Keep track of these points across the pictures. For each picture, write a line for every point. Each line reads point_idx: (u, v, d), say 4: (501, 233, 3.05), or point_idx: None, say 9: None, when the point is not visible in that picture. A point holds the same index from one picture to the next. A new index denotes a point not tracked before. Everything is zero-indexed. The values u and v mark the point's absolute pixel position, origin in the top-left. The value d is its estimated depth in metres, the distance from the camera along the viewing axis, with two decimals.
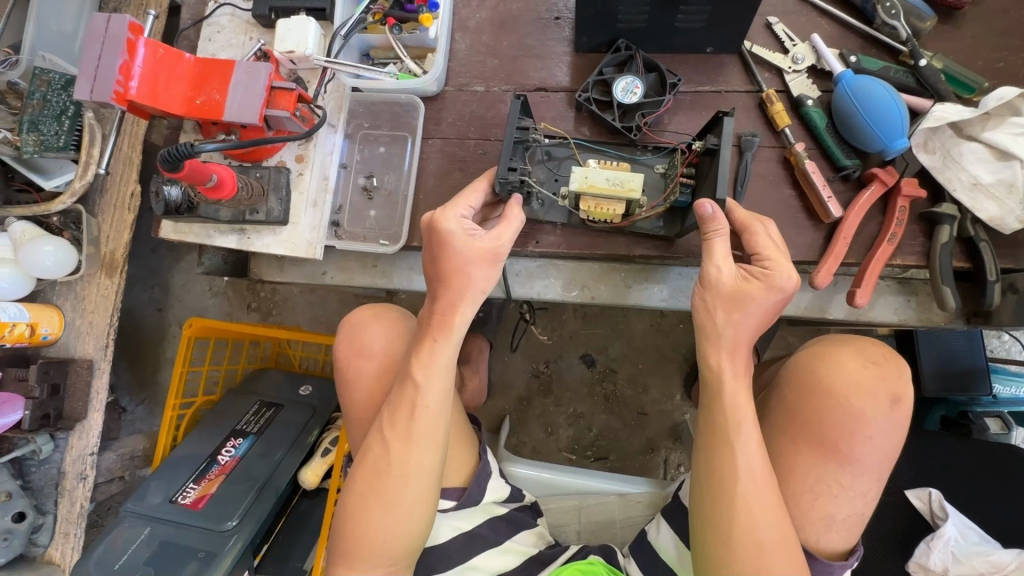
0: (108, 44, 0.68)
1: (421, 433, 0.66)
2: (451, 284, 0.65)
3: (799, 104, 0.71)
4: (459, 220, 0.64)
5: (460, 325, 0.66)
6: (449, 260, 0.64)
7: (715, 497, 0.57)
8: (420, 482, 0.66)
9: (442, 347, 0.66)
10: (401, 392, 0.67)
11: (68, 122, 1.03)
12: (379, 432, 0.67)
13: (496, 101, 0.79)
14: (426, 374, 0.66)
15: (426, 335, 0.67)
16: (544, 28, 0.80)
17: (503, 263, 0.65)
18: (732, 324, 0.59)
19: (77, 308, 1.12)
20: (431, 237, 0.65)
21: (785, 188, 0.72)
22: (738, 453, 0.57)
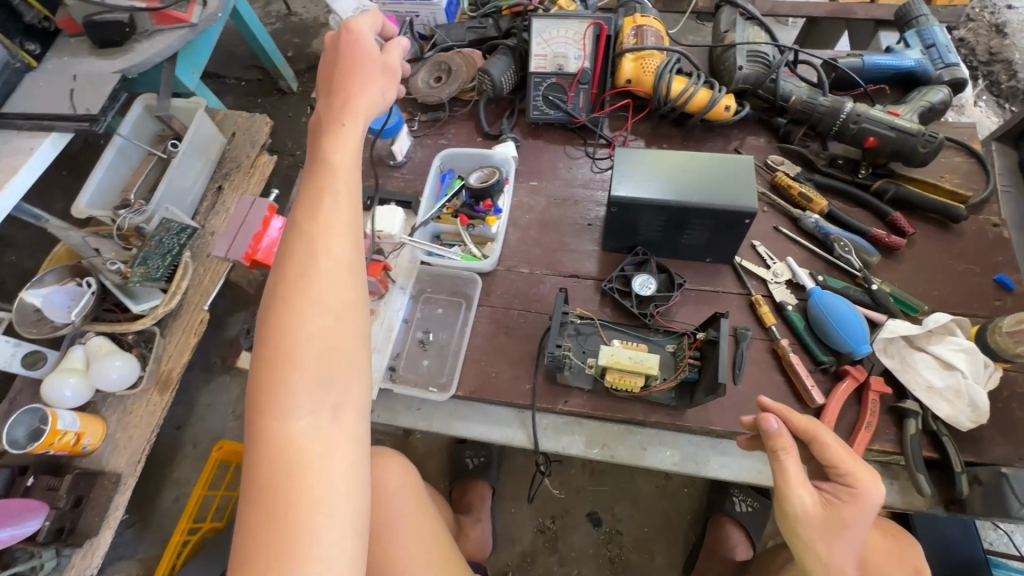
0: (249, 218, 0.89)
1: (337, 184, 0.63)
2: (349, 96, 0.66)
3: (781, 307, 0.90)
4: (366, 23, 0.70)
5: (365, 107, 0.67)
6: (347, 100, 0.66)
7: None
8: (343, 237, 0.61)
9: (351, 133, 0.66)
10: (297, 256, 0.60)
11: (169, 259, 1.24)
12: (271, 374, 0.56)
13: (538, 282, 0.98)
14: (338, 155, 0.64)
15: (321, 164, 0.64)
16: (579, 231, 1.03)
17: (397, 77, 0.71)
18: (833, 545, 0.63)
19: (122, 421, 1.19)
20: (320, 158, 0.64)
21: (775, 374, 0.86)
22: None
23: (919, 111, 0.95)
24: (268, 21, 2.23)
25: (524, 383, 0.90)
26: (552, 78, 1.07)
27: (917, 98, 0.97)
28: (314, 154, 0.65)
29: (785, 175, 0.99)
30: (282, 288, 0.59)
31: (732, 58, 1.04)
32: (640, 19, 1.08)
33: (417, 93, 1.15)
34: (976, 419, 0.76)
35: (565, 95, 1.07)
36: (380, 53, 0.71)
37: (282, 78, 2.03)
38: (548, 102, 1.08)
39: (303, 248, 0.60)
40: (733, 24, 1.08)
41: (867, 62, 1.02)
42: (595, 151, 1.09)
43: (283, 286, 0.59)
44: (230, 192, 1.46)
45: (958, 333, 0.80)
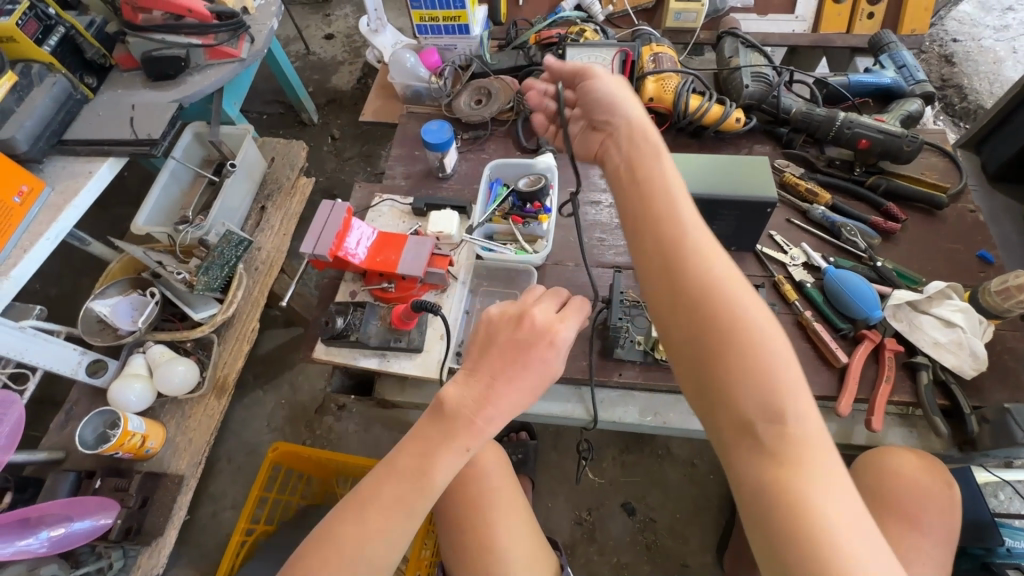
0: (332, 218, 0.99)
1: (434, 473, 0.64)
2: (478, 405, 0.65)
3: (801, 285, 1.03)
4: (561, 330, 0.69)
5: (491, 428, 0.65)
6: (436, 468, 0.64)
7: (733, 366, 0.53)
8: (395, 528, 0.63)
9: (465, 455, 0.64)
10: (330, 554, 0.62)
11: (227, 270, 1.31)
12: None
13: (585, 272, 1.10)
14: (441, 473, 0.64)
15: (419, 480, 0.64)
16: (616, 228, 1.15)
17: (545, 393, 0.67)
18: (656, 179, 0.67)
19: (181, 425, 1.23)
20: (428, 458, 0.64)
21: (802, 341, 0.98)
22: (712, 277, 0.58)
23: (900, 119, 1.13)
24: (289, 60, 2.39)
25: (581, 359, 1.00)
26: None
27: (897, 108, 1.15)
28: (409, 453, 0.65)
29: (792, 175, 1.14)
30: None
31: (738, 78, 1.21)
32: (657, 48, 1.25)
33: (461, 113, 1.28)
34: (977, 367, 0.89)
35: None
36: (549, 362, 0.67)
37: (305, 111, 2.16)
38: None
39: (336, 533, 0.63)
40: (736, 51, 1.26)
41: (852, 80, 1.20)
42: None
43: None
44: (272, 211, 1.55)
45: (954, 296, 0.93)
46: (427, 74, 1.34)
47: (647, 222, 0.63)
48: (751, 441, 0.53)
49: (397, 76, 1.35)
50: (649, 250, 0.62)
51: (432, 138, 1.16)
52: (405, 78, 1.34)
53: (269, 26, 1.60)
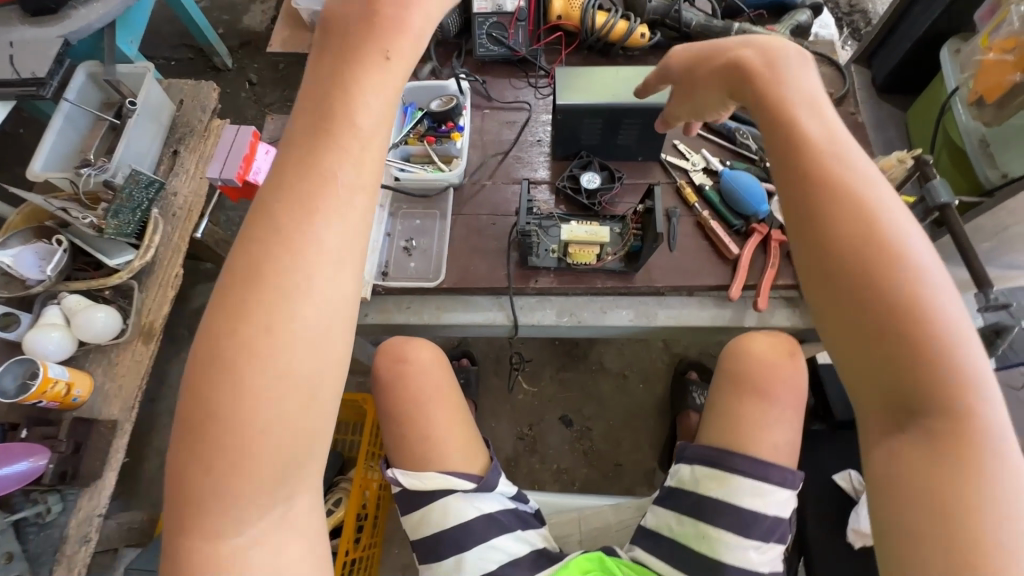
0: (235, 146, 0.97)
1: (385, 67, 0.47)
2: (375, 22, 0.47)
3: (700, 188, 1.10)
4: None
5: (405, 53, 0.48)
6: (358, 150, 0.46)
7: (862, 343, 0.47)
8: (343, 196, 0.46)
9: (397, 65, 0.48)
10: (248, 309, 0.43)
11: (139, 214, 1.27)
12: (197, 467, 0.42)
13: (501, 191, 1.13)
14: (367, 92, 0.46)
15: (335, 118, 0.46)
16: (530, 146, 1.18)
17: None
18: (836, 181, 0.51)
19: (109, 372, 1.22)
20: (314, 149, 0.45)
21: (701, 239, 1.07)
22: (882, 232, 0.48)
23: (790, 28, 1.20)
24: None
25: (499, 271, 1.06)
26: (493, 17, 1.22)
27: (788, 18, 1.21)
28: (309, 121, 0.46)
29: None
30: (219, 362, 0.43)
31: None
32: None
33: None
34: None
35: (506, 32, 1.23)
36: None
37: (217, 54, 2.05)
38: (492, 39, 1.23)
39: (241, 282, 0.44)
40: None
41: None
42: (536, 81, 1.25)
43: (218, 361, 0.43)
44: (186, 155, 1.50)
45: None
46: None
47: (849, 260, 0.48)
48: (913, 488, 0.45)
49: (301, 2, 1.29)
50: (796, 207, 0.52)
51: None
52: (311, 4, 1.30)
53: None
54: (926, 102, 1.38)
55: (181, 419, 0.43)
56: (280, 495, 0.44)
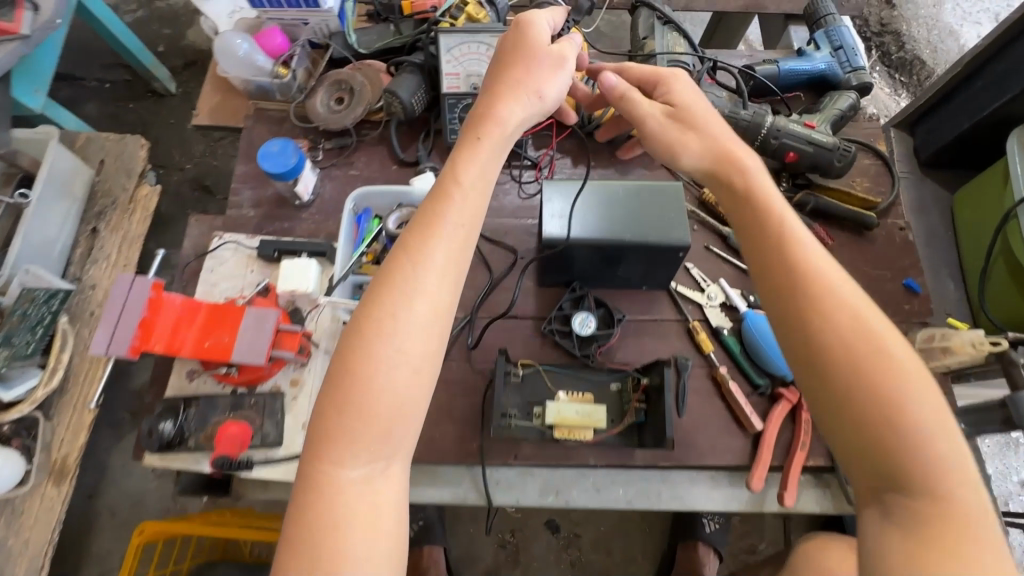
0: (132, 305, 0.76)
1: (487, 147, 0.67)
2: (486, 116, 0.68)
3: (717, 332, 0.91)
4: (540, 22, 0.73)
5: (509, 115, 0.68)
6: (453, 249, 0.63)
7: (839, 390, 0.53)
8: (436, 273, 0.61)
9: (484, 144, 0.67)
10: (357, 361, 0.58)
11: (41, 330, 1.04)
12: (336, 418, 0.57)
13: (475, 327, 0.93)
14: (467, 169, 0.65)
15: (448, 184, 0.64)
16: (512, 265, 0.97)
17: (568, 66, 0.72)
18: (827, 310, 0.56)
19: (12, 524, 1.03)
20: (405, 242, 0.62)
21: (716, 400, 0.88)
22: (861, 327, 0.55)
23: (832, 120, 0.96)
24: (128, 9, 1.91)
25: (470, 441, 0.87)
26: (467, 98, 0.97)
27: (829, 105, 0.98)
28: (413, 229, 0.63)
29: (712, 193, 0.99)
30: (344, 390, 0.57)
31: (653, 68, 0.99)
32: None
33: (317, 119, 1.02)
34: None
35: None
36: (546, 42, 0.72)
37: (156, 79, 1.77)
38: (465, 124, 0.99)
39: (363, 326, 0.59)
40: (651, 30, 1.02)
41: (782, 68, 1.02)
42: (521, 173, 1.04)
43: (361, 336, 0.59)
44: (107, 234, 1.26)
45: None
46: (268, 62, 1.04)
47: (839, 396, 0.54)
48: (888, 505, 0.50)
49: (228, 68, 1.04)
50: (798, 354, 0.57)
51: (273, 166, 0.90)
52: (240, 71, 1.04)
53: None
54: (979, 190, 1.17)
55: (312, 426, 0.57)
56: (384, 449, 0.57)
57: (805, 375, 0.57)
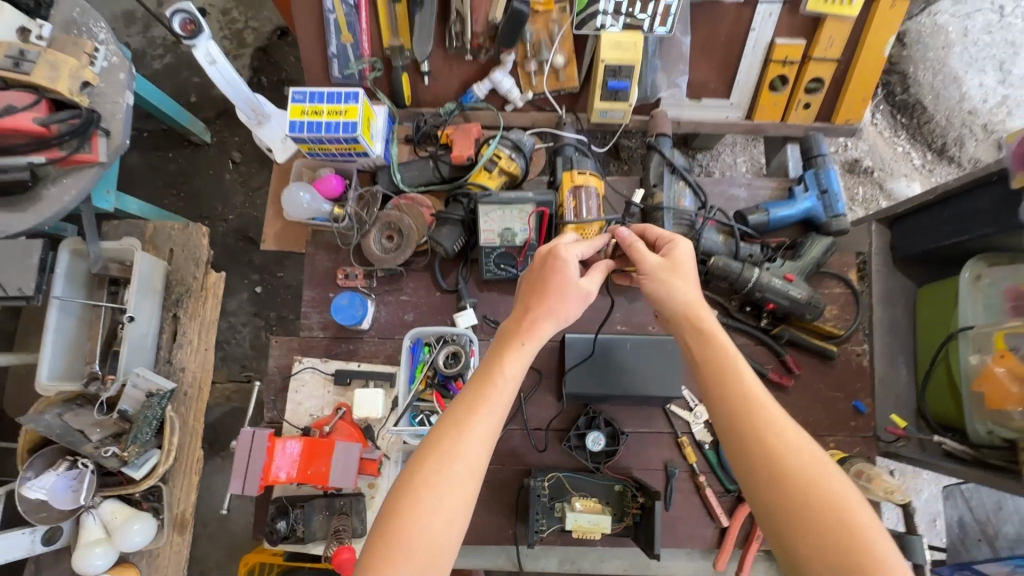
0: (256, 451, 1.02)
1: (523, 351, 0.77)
2: (525, 329, 0.79)
3: (700, 445, 1.15)
4: (570, 251, 0.87)
5: (546, 333, 0.79)
6: (489, 416, 0.70)
7: (788, 505, 0.64)
8: (480, 440, 0.69)
9: (528, 348, 0.77)
10: (407, 502, 0.64)
11: (156, 422, 1.30)
12: (376, 562, 0.62)
13: (509, 436, 1.18)
14: (511, 365, 0.75)
15: (491, 376, 0.73)
16: (537, 382, 1.20)
17: (590, 297, 0.84)
18: (772, 435, 0.68)
19: (152, 564, 1.35)
20: (452, 409, 0.72)
21: (695, 497, 1.14)
22: (796, 451, 0.67)
23: (807, 269, 1.15)
24: (156, 53, 1.97)
25: (507, 527, 1.14)
26: (501, 249, 1.15)
27: (808, 253, 1.16)
28: (464, 397, 0.72)
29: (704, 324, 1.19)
30: (390, 532, 0.63)
31: (660, 220, 1.15)
32: (578, 178, 1.16)
33: (373, 258, 1.20)
34: None
35: (515, 263, 1.15)
36: (579, 279, 0.85)
37: (194, 134, 1.89)
38: (500, 267, 1.16)
39: (414, 475, 0.66)
40: (660, 178, 1.18)
41: (772, 217, 1.17)
42: None
43: (411, 486, 0.65)
44: (187, 320, 1.47)
45: None
46: (328, 206, 1.19)
47: (796, 511, 0.63)
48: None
49: (292, 212, 1.19)
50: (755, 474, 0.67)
51: (344, 317, 1.13)
52: (303, 214, 1.19)
53: (124, 107, 1.31)
54: (937, 295, 1.36)
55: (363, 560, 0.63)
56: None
57: (760, 496, 0.66)
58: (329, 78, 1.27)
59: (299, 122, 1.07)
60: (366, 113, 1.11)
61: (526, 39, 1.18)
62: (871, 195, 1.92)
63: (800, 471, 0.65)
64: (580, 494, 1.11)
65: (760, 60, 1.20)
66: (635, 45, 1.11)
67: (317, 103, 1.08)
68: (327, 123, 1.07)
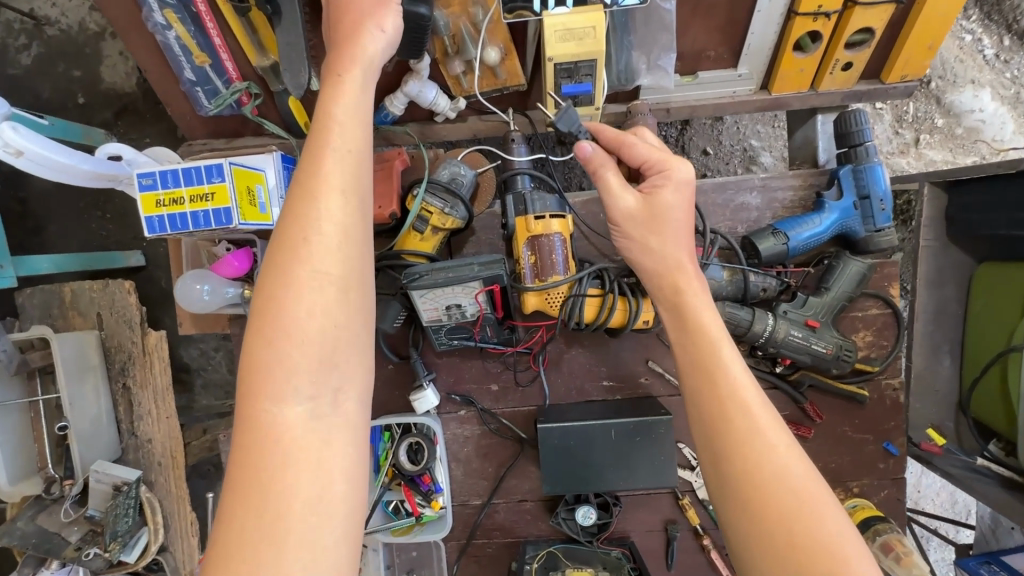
0: None
1: (350, 82, 0.57)
2: (350, 40, 0.60)
3: (703, 503, 1.04)
4: None
5: (374, 55, 0.60)
6: (353, 186, 0.54)
7: (765, 542, 0.52)
8: (340, 196, 0.53)
9: (347, 82, 0.58)
10: (281, 284, 0.50)
11: (132, 510, 1.25)
12: (266, 355, 0.49)
13: (493, 511, 1.07)
14: (339, 108, 0.56)
15: (322, 115, 0.55)
16: (517, 452, 1.06)
17: (396, 3, 0.63)
18: (755, 442, 0.56)
19: None
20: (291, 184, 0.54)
21: (700, 554, 1.05)
22: (788, 481, 0.54)
23: (835, 312, 0.91)
24: (18, 44, 1.57)
25: None
26: (450, 325, 0.93)
27: (837, 287, 0.91)
28: (302, 161, 0.54)
29: None
30: (266, 329, 0.50)
31: None
32: (535, 225, 0.89)
33: None
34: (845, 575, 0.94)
35: (471, 334, 0.95)
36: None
37: None
38: (455, 341, 0.97)
39: (281, 253, 0.51)
40: None
41: (792, 243, 0.90)
42: (515, 361, 1.03)
43: (280, 270, 0.51)
44: (139, 389, 1.34)
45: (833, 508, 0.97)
46: (234, 287, 0.98)
47: (780, 533, 0.52)
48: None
49: (194, 306, 0.98)
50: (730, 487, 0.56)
51: None
52: (207, 305, 0.97)
53: None
54: (1001, 280, 1.10)
55: (244, 367, 0.50)
56: (314, 393, 0.50)
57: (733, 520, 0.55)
58: (200, 114, 0.97)
59: (157, 218, 0.82)
60: (244, 184, 0.84)
61: (441, 32, 0.83)
62: (925, 113, 1.52)
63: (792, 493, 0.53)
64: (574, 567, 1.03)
65: (780, 13, 0.83)
66: (595, 28, 0.76)
67: (173, 187, 0.81)
68: (193, 215, 0.82)
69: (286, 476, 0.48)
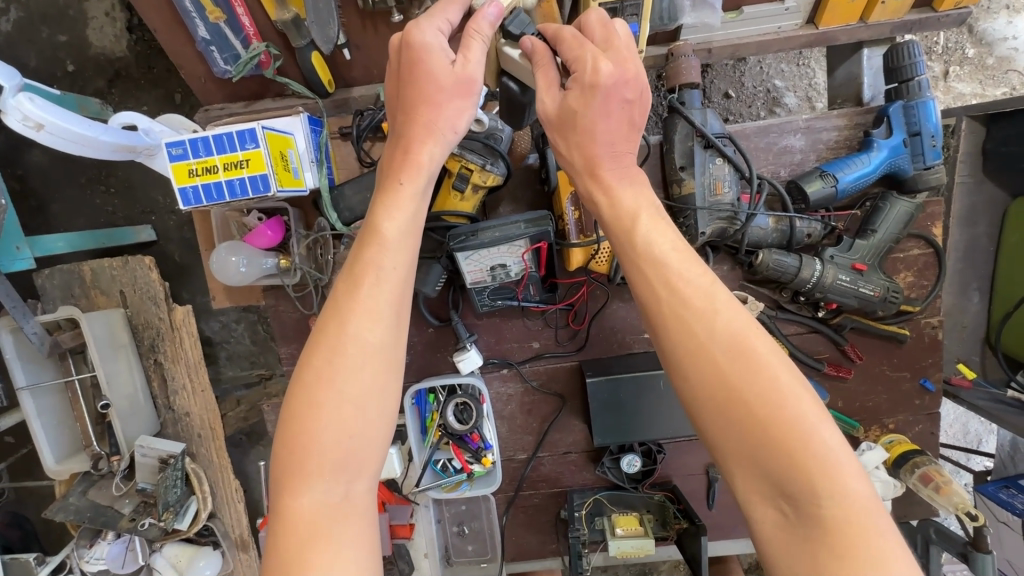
0: None
1: (407, 193, 0.63)
2: (410, 147, 0.65)
3: None
4: (427, 29, 0.66)
5: (431, 163, 0.66)
6: (397, 303, 0.59)
7: (704, 393, 0.51)
8: (376, 318, 0.57)
9: (408, 190, 0.64)
10: (309, 384, 0.55)
11: (180, 481, 1.27)
12: (292, 454, 0.54)
13: (539, 464, 1.10)
14: (391, 222, 0.61)
15: (373, 232, 0.60)
16: (560, 408, 1.08)
17: (476, 91, 0.67)
18: (691, 311, 0.54)
19: None
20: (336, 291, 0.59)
21: None
22: (719, 332, 0.52)
23: (881, 252, 0.91)
24: None
25: (551, 542, 1.14)
26: (493, 286, 0.92)
27: (883, 230, 0.90)
28: (349, 272, 0.60)
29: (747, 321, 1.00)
30: (291, 418, 0.55)
31: (691, 221, 0.88)
32: None
33: None
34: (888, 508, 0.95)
35: (515, 294, 0.94)
36: (450, 63, 0.67)
37: None
38: (497, 301, 0.95)
39: (312, 349, 0.57)
40: (690, 156, 0.87)
41: (841, 185, 0.88)
42: (555, 319, 1.03)
43: (309, 370, 0.56)
44: (172, 364, 1.34)
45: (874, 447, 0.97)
46: (269, 258, 0.95)
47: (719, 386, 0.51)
48: (783, 509, 0.49)
49: (229, 278, 0.95)
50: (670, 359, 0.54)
51: None
52: (242, 275, 0.95)
53: None
54: None
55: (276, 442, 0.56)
56: (335, 476, 0.54)
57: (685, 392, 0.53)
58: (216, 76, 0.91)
59: (192, 189, 0.79)
60: (277, 148, 0.81)
61: None
62: (956, 43, 1.46)
63: (722, 345, 0.52)
64: (620, 514, 1.06)
65: None
66: None
67: (205, 155, 0.77)
68: (228, 183, 0.78)
69: (309, 546, 0.52)
